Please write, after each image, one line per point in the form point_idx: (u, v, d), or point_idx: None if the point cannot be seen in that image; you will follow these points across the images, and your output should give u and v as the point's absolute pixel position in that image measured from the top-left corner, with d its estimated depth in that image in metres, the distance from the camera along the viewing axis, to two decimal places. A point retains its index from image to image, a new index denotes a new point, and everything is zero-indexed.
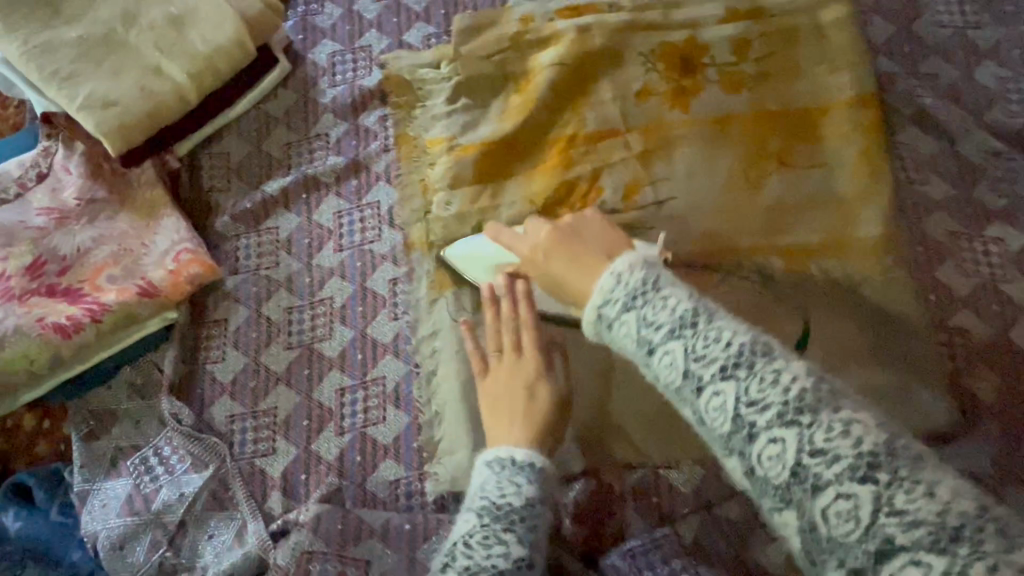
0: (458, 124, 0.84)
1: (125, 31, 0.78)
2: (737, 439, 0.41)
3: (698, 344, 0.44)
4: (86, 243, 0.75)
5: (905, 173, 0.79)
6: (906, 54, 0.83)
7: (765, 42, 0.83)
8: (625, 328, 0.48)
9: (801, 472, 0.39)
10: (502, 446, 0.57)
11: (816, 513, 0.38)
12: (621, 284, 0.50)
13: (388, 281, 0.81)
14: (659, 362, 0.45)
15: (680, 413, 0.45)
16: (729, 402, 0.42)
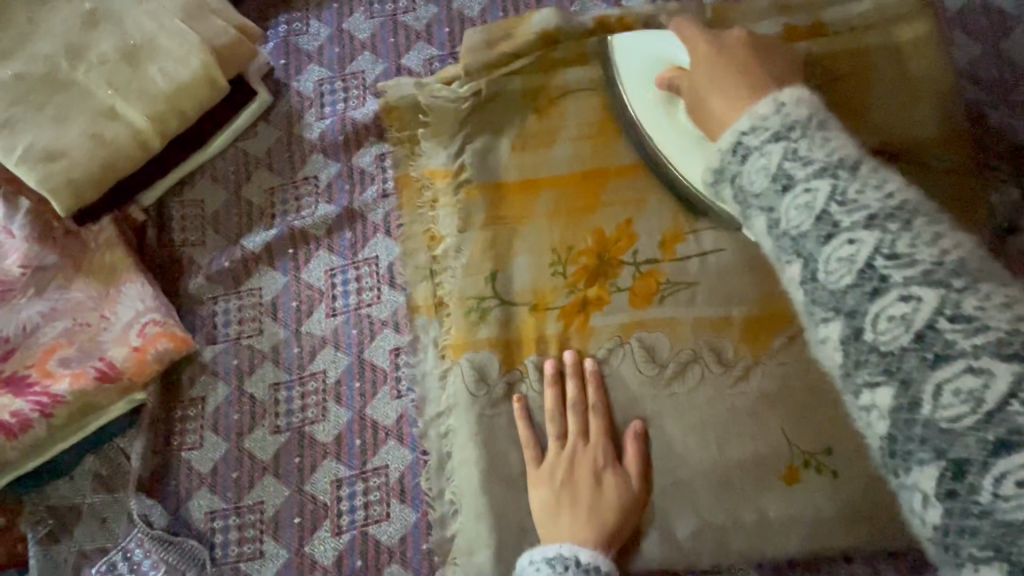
0: (469, 153, 0.72)
1: (71, 67, 0.66)
2: (854, 297, 0.32)
3: (840, 173, 0.34)
4: (34, 319, 0.65)
5: (998, 220, 0.67)
6: (991, 78, 0.71)
7: (835, 64, 0.69)
8: (766, 136, 0.37)
9: (880, 311, 0.31)
10: (566, 544, 0.56)
11: (926, 405, 0.30)
12: (778, 115, 0.37)
13: (389, 351, 0.70)
14: (767, 169, 0.36)
15: (783, 213, 0.35)
16: (793, 151, 0.35)
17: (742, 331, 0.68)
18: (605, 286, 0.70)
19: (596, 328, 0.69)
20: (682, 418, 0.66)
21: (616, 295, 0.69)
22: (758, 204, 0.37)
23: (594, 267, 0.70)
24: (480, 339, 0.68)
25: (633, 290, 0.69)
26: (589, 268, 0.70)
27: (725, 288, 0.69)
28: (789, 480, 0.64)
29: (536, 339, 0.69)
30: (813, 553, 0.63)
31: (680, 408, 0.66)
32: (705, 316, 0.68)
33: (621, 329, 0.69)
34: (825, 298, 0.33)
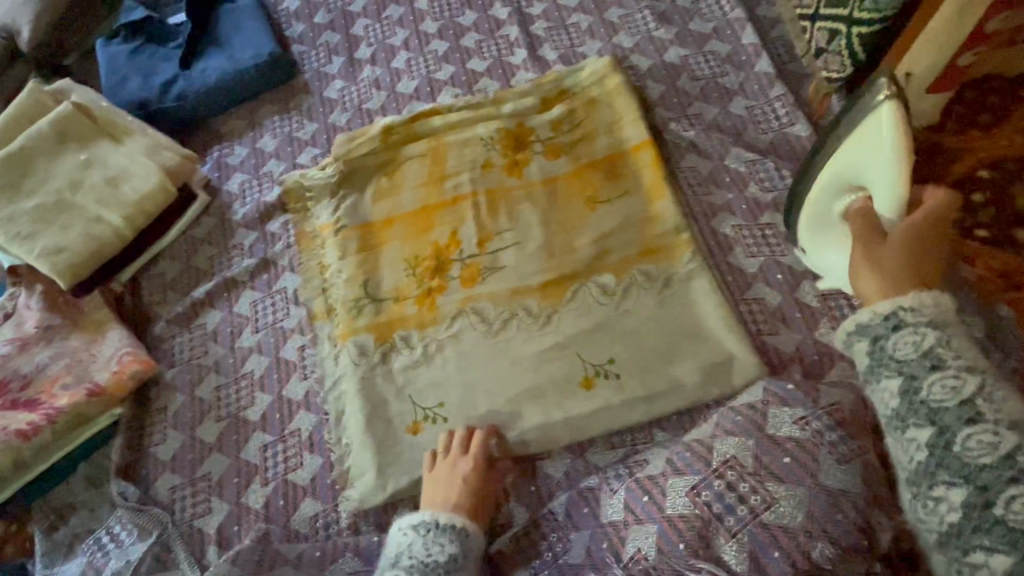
0: (342, 209, 1.06)
1: (73, 194, 1.00)
2: (915, 376, 0.59)
3: (991, 391, 0.56)
4: (44, 360, 0.92)
5: (692, 188, 1.00)
6: (675, 103, 1.07)
7: (573, 115, 1.07)
8: (921, 317, 0.62)
9: (937, 414, 0.57)
10: (428, 512, 0.74)
11: (925, 387, 0.58)
12: (929, 310, 0.62)
13: (297, 348, 0.97)
14: (907, 342, 0.61)
15: (896, 342, 0.61)
16: (942, 343, 0.59)
17: (540, 289, 0.94)
18: (443, 278, 0.98)
19: (441, 306, 0.96)
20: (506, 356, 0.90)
21: (451, 282, 0.97)
22: (936, 416, 0.57)
23: (434, 266, 0.99)
24: (360, 326, 0.96)
25: (462, 279, 0.97)
26: (431, 268, 0.98)
27: (524, 265, 0.96)
28: (585, 386, 0.87)
29: (400, 319, 0.96)
30: (612, 433, 0.86)
31: (504, 349, 0.91)
32: (515, 285, 0.95)
33: (456, 305, 0.95)
34: (924, 415, 0.57)
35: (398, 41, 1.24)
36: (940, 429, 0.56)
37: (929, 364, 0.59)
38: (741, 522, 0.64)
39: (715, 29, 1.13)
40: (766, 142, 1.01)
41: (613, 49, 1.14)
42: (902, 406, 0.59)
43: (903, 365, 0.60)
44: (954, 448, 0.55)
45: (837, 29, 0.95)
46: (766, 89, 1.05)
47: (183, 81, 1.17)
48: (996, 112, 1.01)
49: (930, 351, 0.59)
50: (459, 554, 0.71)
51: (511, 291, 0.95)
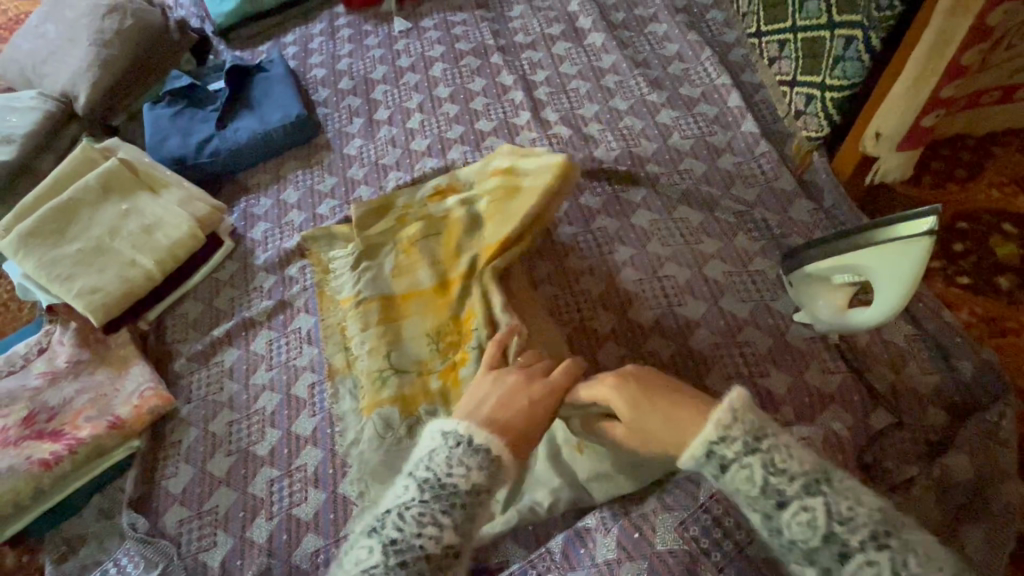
0: (364, 282, 1.08)
1: (111, 240, 1.09)
2: (768, 504, 0.57)
3: (775, 459, 0.58)
4: (71, 394, 0.97)
5: (684, 238, 1.05)
6: (667, 160, 1.15)
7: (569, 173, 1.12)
8: (736, 446, 0.59)
9: (754, 501, 0.58)
10: (465, 426, 0.69)
11: (787, 522, 0.56)
12: (741, 429, 0.60)
13: (308, 386, 1.02)
14: (742, 478, 0.58)
15: (735, 477, 0.59)
16: (770, 464, 0.58)
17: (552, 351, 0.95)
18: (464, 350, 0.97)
19: (463, 379, 0.94)
20: None
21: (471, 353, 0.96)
22: (818, 557, 0.55)
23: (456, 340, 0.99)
24: (384, 398, 0.95)
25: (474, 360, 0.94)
26: (454, 343, 0.99)
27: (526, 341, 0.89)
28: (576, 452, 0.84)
29: (423, 394, 0.95)
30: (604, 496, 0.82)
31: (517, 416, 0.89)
32: None
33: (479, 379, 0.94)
34: (802, 553, 0.56)
35: (413, 104, 1.36)
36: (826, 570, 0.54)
37: (772, 499, 0.57)
38: (727, 556, 0.69)
39: (702, 93, 1.23)
40: (753, 195, 1.08)
41: (609, 111, 1.24)
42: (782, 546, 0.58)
43: (755, 504, 0.58)
44: (787, 534, 0.57)
45: (813, 93, 1.04)
46: (751, 147, 1.13)
47: (218, 140, 1.28)
48: (970, 168, 1.08)
49: (777, 479, 0.57)
50: (482, 485, 0.66)
51: None
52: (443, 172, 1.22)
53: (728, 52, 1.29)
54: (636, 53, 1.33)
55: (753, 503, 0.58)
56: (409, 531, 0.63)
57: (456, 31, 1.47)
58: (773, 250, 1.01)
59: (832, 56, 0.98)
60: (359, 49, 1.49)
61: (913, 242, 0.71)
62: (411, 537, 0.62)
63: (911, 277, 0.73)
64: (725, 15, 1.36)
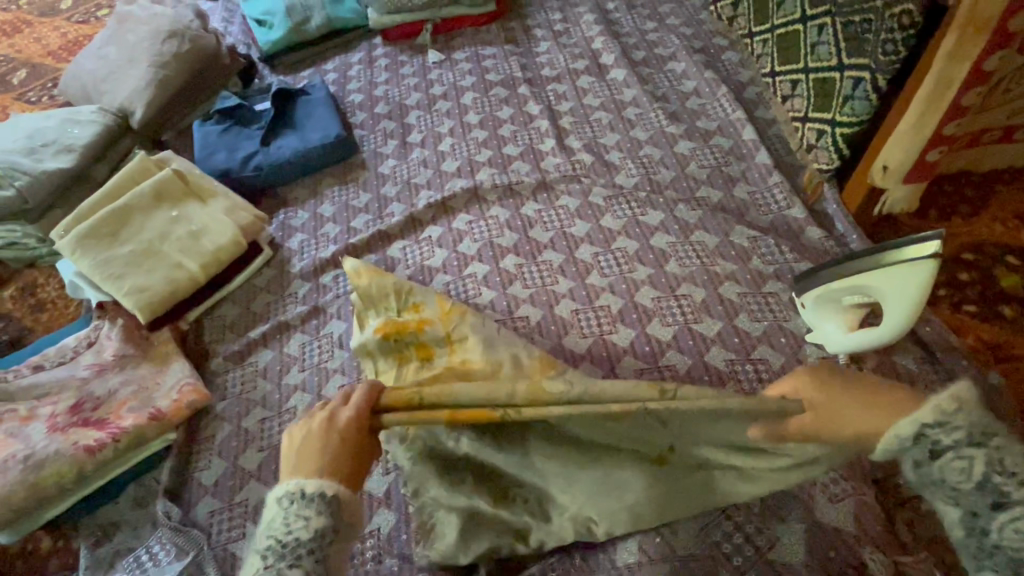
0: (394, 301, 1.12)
1: (161, 243, 1.17)
2: (983, 501, 0.53)
3: (1004, 460, 0.53)
4: (116, 385, 1.03)
5: (700, 260, 1.11)
6: (684, 187, 1.22)
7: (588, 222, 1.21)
8: (956, 435, 0.54)
9: (957, 492, 0.54)
10: (297, 480, 0.62)
11: (998, 524, 0.52)
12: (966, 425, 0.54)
13: (338, 387, 1.07)
14: (956, 469, 0.54)
15: (946, 468, 0.54)
16: (994, 462, 0.53)
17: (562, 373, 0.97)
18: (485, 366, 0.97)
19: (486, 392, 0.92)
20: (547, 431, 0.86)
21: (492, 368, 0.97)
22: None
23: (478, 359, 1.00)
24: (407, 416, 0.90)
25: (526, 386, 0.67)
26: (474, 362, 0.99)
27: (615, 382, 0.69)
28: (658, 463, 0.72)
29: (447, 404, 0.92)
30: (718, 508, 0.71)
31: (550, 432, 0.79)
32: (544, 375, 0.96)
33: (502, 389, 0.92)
34: (1000, 559, 0.52)
35: (444, 129, 1.45)
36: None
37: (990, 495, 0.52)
38: (749, 561, 0.71)
39: (718, 127, 1.30)
40: (766, 222, 1.14)
41: (629, 140, 1.32)
42: (963, 537, 0.55)
43: (958, 493, 0.54)
44: (993, 537, 0.52)
45: (824, 129, 1.09)
46: (765, 178, 1.20)
47: (262, 156, 1.37)
48: (974, 204, 1.13)
49: (999, 483, 0.52)
50: (327, 528, 0.60)
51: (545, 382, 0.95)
52: (472, 192, 1.29)
53: (742, 89, 1.38)
54: (655, 88, 1.42)
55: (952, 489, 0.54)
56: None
57: (486, 64, 1.57)
58: (786, 274, 1.06)
59: (841, 96, 1.04)
60: (394, 77, 1.60)
61: (918, 265, 0.76)
62: None
63: (916, 299, 0.77)
64: (740, 56, 1.45)
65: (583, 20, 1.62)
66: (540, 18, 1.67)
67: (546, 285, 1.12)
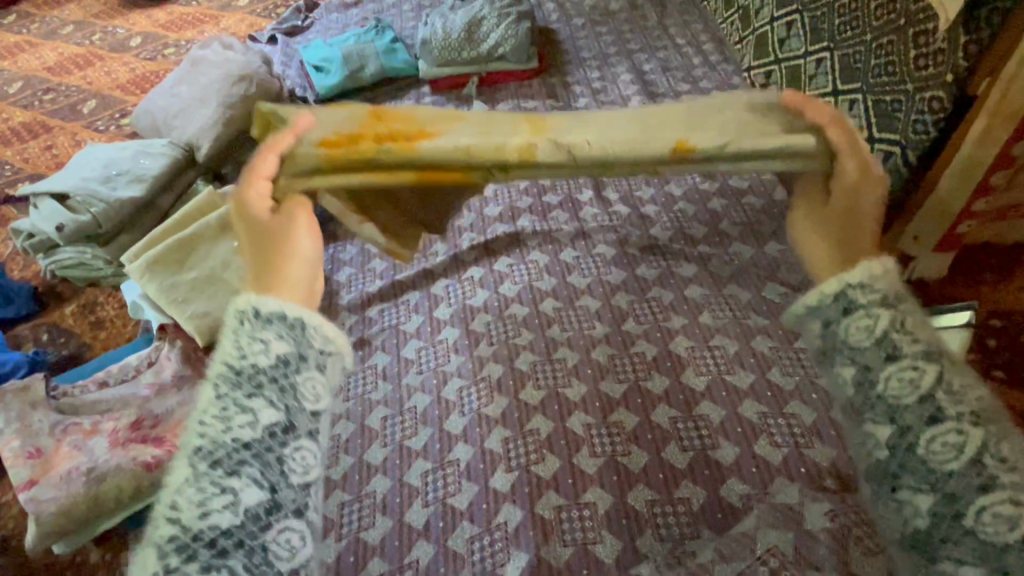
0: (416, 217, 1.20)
1: (222, 271, 1.24)
2: (877, 351, 0.62)
3: (905, 321, 0.63)
4: (172, 405, 1.08)
5: (733, 312, 1.15)
6: (716, 242, 1.28)
7: None
8: (872, 296, 0.64)
9: (856, 351, 0.63)
10: (249, 300, 0.63)
11: (847, 326, 0.64)
12: (881, 287, 0.65)
13: (380, 418, 1.11)
14: (860, 325, 0.63)
15: (855, 324, 0.63)
16: (875, 305, 0.64)
17: None
18: None
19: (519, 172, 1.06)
20: None
21: None
22: (863, 355, 0.62)
23: None
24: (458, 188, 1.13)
25: (522, 122, 0.80)
26: None
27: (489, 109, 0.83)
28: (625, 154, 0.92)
29: None
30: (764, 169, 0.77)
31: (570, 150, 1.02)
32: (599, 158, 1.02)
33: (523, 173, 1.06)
34: (866, 387, 0.61)
35: None
36: (866, 368, 0.61)
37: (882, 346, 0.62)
38: None
39: (750, 186, 1.37)
40: (797, 280, 1.19)
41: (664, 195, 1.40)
42: (850, 386, 0.62)
43: (853, 352, 0.63)
44: (874, 376, 0.61)
45: None
46: None
47: None
48: (1000, 272, 1.18)
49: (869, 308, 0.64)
50: (288, 355, 0.61)
51: None
52: (513, 236, 1.36)
53: None
54: None
55: (851, 348, 0.63)
56: (215, 432, 0.56)
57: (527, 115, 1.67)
58: None
59: None
60: None
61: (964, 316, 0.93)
62: (224, 432, 0.56)
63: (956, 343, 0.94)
64: None
65: (621, 79, 1.73)
66: (580, 76, 1.78)
67: (584, 329, 1.16)
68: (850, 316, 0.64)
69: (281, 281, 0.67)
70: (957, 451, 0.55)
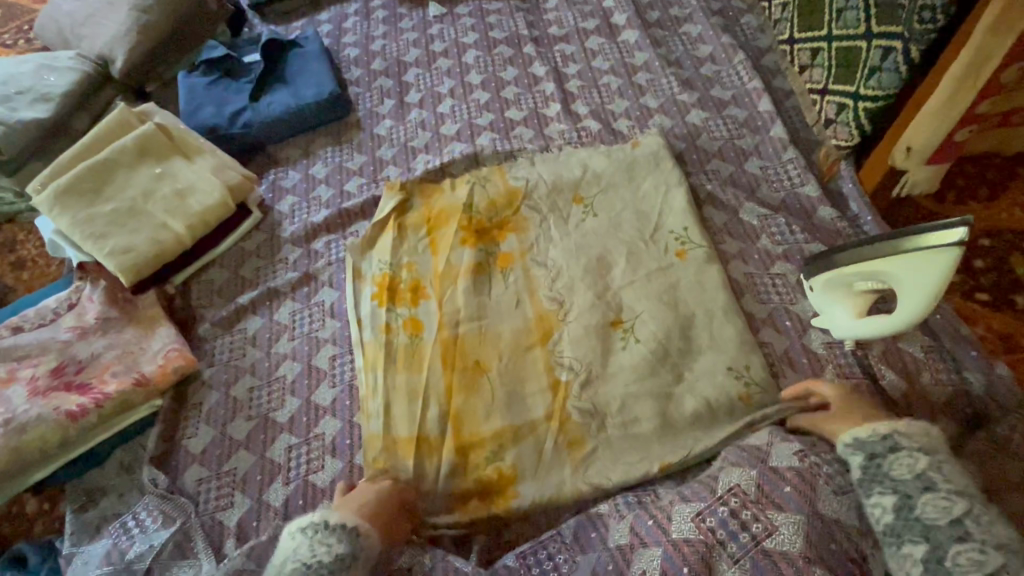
0: (377, 261, 1.09)
1: (144, 202, 1.11)
2: (917, 484, 0.67)
3: (940, 467, 0.68)
4: (99, 349, 1.00)
5: (708, 235, 1.06)
6: (694, 159, 1.16)
7: (556, 196, 1.13)
8: (915, 444, 0.70)
9: (900, 483, 0.68)
10: (318, 513, 0.77)
11: (891, 464, 0.70)
12: (925, 436, 0.72)
13: (329, 358, 1.04)
14: (902, 463, 0.69)
15: (893, 462, 0.70)
16: (905, 439, 0.71)
17: (508, 194, 1.14)
18: (491, 243, 1.09)
19: (492, 248, 1.08)
20: (561, 251, 1.06)
21: (495, 247, 1.08)
22: (902, 484, 0.68)
23: (478, 235, 1.10)
24: (421, 266, 1.08)
25: (554, 426, 0.91)
26: (477, 234, 1.10)
27: (505, 323, 1.00)
28: (615, 326, 0.97)
29: (457, 270, 1.06)
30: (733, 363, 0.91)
31: (569, 280, 1.03)
32: (561, 247, 1.07)
33: (487, 267, 1.06)
34: (915, 525, 0.65)
35: (444, 89, 1.37)
36: (905, 495, 0.67)
37: (923, 482, 0.67)
38: (743, 549, 0.68)
39: (733, 96, 1.24)
40: (777, 200, 1.09)
41: (639, 108, 1.26)
42: (890, 516, 0.67)
43: (895, 481, 0.68)
44: (917, 509, 0.66)
45: (845, 103, 1.04)
46: (779, 152, 1.14)
47: (251, 112, 1.30)
48: (994, 187, 1.09)
49: (911, 452, 0.70)
50: (347, 554, 0.73)
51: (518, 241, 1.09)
52: (472, 158, 1.23)
53: (760, 57, 1.30)
54: (669, 53, 1.34)
55: (891, 477, 0.69)
56: None
57: (490, 19, 1.48)
58: (795, 255, 1.02)
59: (868, 67, 0.99)
60: (392, 32, 1.50)
61: (941, 251, 0.73)
62: None
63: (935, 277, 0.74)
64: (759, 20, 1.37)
65: None
66: None
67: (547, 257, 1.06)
68: (901, 457, 0.69)
69: (371, 515, 0.80)
70: (979, 568, 0.60)
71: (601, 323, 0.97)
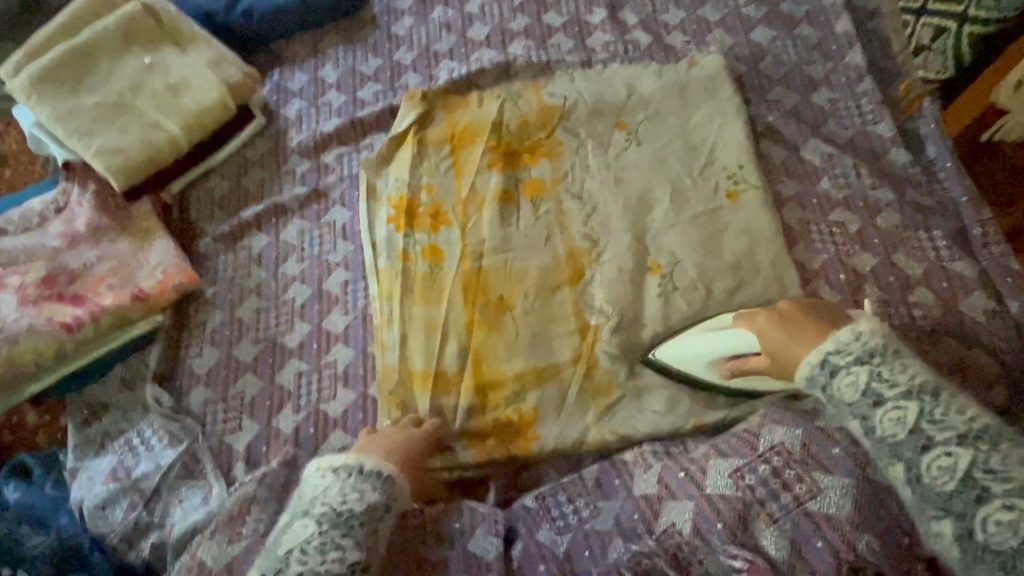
0: (394, 181, 0.99)
1: (133, 97, 0.99)
2: (866, 404, 0.59)
3: (886, 371, 0.60)
4: (92, 259, 0.93)
5: (764, 174, 0.95)
6: (754, 85, 1.03)
7: (596, 118, 1.00)
8: (848, 358, 0.62)
9: (850, 407, 0.60)
10: (353, 455, 0.70)
11: (838, 390, 0.61)
12: (860, 342, 0.62)
13: (341, 283, 0.97)
14: (847, 385, 0.61)
15: (842, 385, 0.61)
16: (842, 356, 0.62)
17: (545, 111, 1.01)
18: (520, 167, 0.98)
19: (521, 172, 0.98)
20: (597, 180, 0.96)
21: (524, 172, 0.98)
22: (856, 409, 0.60)
23: (506, 156, 0.99)
24: (442, 186, 0.97)
25: (580, 370, 0.85)
26: (504, 156, 0.99)
27: (532, 258, 0.92)
28: (652, 271, 0.89)
29: (482, 191, 0.96)
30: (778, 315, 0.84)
31: (603, 214, 0.93)
32: (597, 176, 0.96)
33: (516, 192, 0.97)
34: (886, 450, 0.59)
35: None
36: (864, 418, 0.60)
37: (871, 399, 0.59)
38: (783, 509, 0.66)
39: (807, 14, 1.08)
40: (845, 138, 0.97)
41: (696, 21, 1.10)
42: (866, 440, 0.61)
43: (852, 407, 0.61)
44: (873, 427, 0.59)
45: (947, 26, 0.93)
46: (852, 84, 1.01)
47: None
48: None
49: (857, 371, 0.61)
50: (380, 502, 0.67)
51: (551, 165, 0.98)
52: (502, 68, 1.08)
53: None
54: None
55: (847, 404, 0.61)
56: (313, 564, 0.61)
57: None
58: (858, 202, 0.92)
59: None
60: None
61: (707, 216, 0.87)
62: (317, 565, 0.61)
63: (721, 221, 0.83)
64: None
65: None
66: None
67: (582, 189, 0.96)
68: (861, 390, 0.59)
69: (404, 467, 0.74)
70: (953, 476, 0.55)
71: (638, 263, 0.89)
